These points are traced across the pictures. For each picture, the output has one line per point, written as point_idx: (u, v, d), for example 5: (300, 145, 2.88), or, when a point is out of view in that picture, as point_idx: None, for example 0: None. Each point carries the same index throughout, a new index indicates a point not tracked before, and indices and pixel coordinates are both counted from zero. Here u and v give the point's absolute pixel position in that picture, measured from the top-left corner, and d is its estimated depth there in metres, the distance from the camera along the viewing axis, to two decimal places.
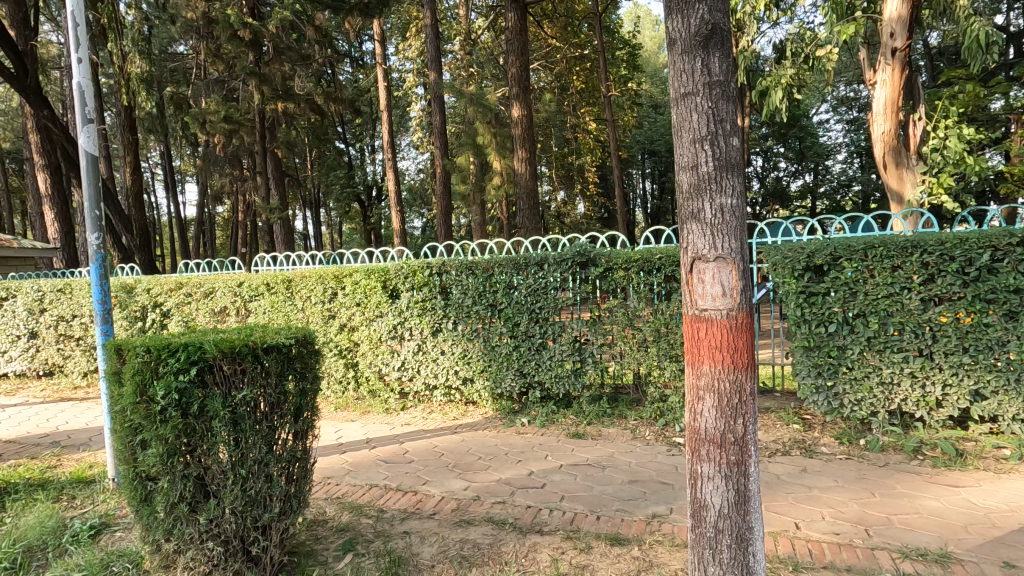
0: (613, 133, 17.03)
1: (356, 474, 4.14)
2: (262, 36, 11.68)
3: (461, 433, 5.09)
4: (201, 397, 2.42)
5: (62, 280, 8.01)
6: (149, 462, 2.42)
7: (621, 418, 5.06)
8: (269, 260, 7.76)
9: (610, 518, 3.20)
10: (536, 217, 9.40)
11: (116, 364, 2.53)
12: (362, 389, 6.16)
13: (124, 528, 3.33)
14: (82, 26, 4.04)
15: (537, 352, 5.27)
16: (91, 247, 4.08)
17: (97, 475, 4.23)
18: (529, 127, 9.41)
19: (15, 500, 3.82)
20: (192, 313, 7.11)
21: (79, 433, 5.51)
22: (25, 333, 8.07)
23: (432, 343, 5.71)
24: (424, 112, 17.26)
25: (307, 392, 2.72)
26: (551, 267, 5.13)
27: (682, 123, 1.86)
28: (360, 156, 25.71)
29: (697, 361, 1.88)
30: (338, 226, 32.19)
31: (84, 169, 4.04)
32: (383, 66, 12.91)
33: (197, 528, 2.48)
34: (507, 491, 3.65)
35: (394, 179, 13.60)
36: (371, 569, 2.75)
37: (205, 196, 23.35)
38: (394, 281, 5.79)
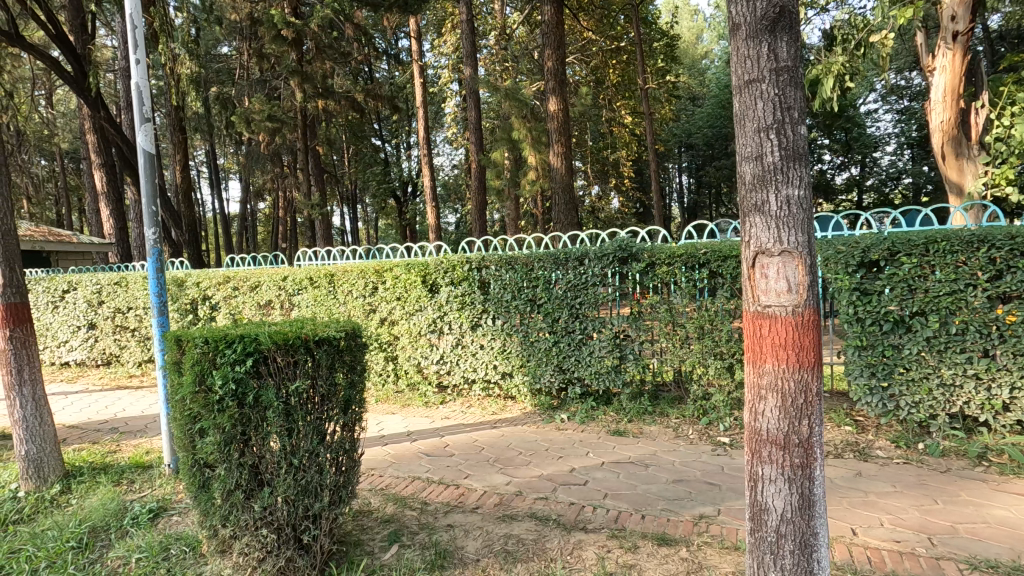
0: (650, 126, 16.73)
1: (399, 466, 4.19)
2: (304, 35, 11.90)
3: (500, 428, 5.09)
4: (256, 387, 2.47)
5: (117, 274, 8.37)
6: (207, 450, 2.49)
7: (662, 417, 4.98)
8: (310, 255, 7.91)
9: (655, 518, 3.14)
10: (572, 212, 9.31)
11: (175, 354, 2.61)
12: (401, 382, 6.23)
13: (180, 513, 3.46)
14: (139, 28, 4.17)
15: (577, 347, 5.23)
16: (149, 242, 4.23)
17: (154, 461, 4.41)
18: (565, 121, 9.30)
19: (81, 483, 4.01)
20: (239, 307, 7.33)
21: (135, 421, 5.75)
22: (85, 324, 8.49)
23: (471, 337, 5.74)
24: (458, 107, 17.34)
25: (356, 385, 2.76)
26: (591, 262, 5.08)
27: (745, 111, 1.78)
28: (396, 152, 26.04)
29: (759, 360, 1.82)
30: (374, 222, 32.78)
31: (142, 166, 4.16)
32: (419, 62, 12.95)
33: (252, 515, 2.54)
34: (549, 488, 3.63)
35: (429, 176, 13.67)
36: (417, 561, 2.78)
37: (247, 193, 24.06)
38: (434, 277, 5.83)
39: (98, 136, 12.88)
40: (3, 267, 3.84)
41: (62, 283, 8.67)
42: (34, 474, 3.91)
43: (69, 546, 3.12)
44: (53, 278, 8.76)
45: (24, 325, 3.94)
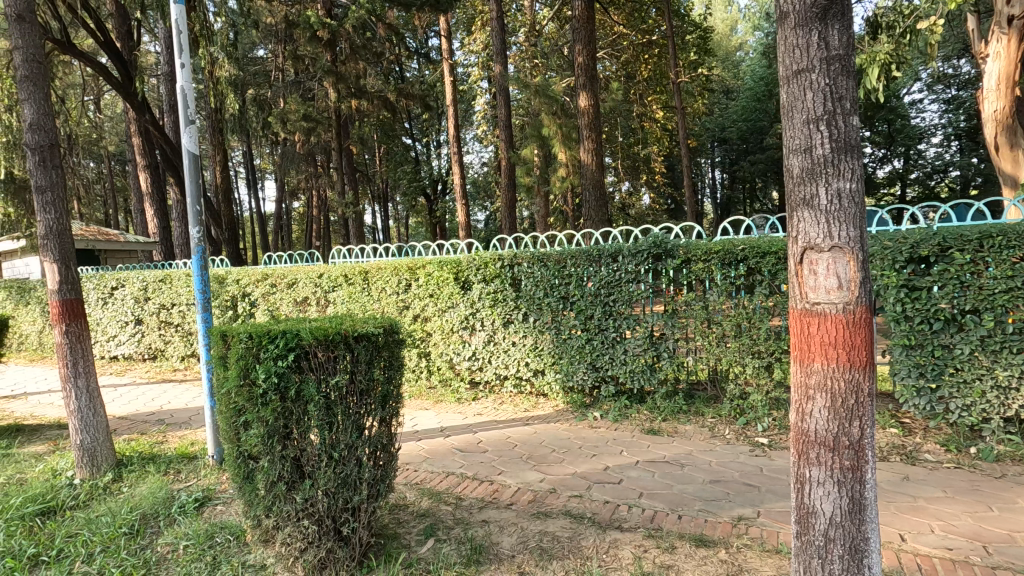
0: (682, 121, 16.45)
1: (433, 461, 4.24)
2: (338, 36, 12.09)
3: (533, 425, 5.09)
4: (298, 381, 2.52)
5: (162, 271, 8.70)
6: (251, 442, 2.56)
7: (698, 416, 4.90)
8: (345, 253, 8.05)
9: (693, 518, 3.10)
10: (603, 209, 9.23)
11: (220, 348, 2.69)
12: (434, 378, 6.28)
13: (224, 502, 3.57)
14: (184, 33, 4.31)
15: (610, 345, 5.19)
16: (193, 240, 4.36)
17: (199, 452, 4.57)
18: (596, 116, 9.22)
19: (131, 471, 4.19)
20: (277, 304, 7.52)
21: (180, 413, 5.96)
22: (132, 319, 8.84)
23: (503, 334, 5.75)
24: (488, 105, 17.39)
25: (393, 381, 2.80)
26: (625, 259, 5.02)
27: (794, 103, 1.74)
28: (426, 150, 26.27)
29: (807, 359, 1.77)
30: (404, 220, 33.16)
31: (186, 167, 4.30)
32: (449, 60, 13.02)
33: (294, 506, 2.60)
34: (583, 486, 3.61)
35: (459, 173, 13.71)
36: (453, 555, 2.81)
37: (283, 192, 24.65)
38: (466, 274, 5.86)
39: (144, 139, 13.38)
40: (60, 265, 4.03)
41: (111, 280, 9.06)
42: (88, 463, 4.09)
43: (121, 531, 3.26)
44: (103, 275, 9.15)
45: (79, 320, 4.13)
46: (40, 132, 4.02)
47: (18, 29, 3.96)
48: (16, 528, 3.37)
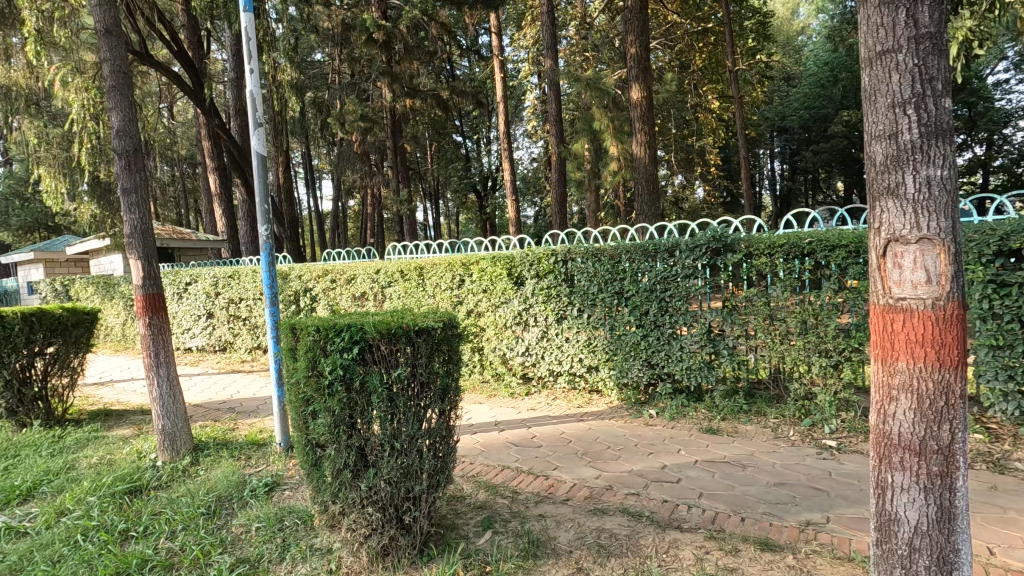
0: (740, 110, 15.83)
1: (488, 455, 4.28)
2: (393, 37, 12.34)
3: (587, 422, 5.06)
4: (362, 373, 2.61)
5: (231, 268, 9.17)
6: (319, 430, 2.67)
7: (759, 416, 4.73)
8: (400, 249, 8.23)
9: (757, 521, 2.99)
10: (656, 203, 9.02)
11: (290, 341, 2.81)
12: (488, 372, 6.34)
13: (291, 487, 3.75)
14: (252, 39, 4.51)
15: (666, 342, 5.08)
16: (261, 237, 4.57)
17: (267, 440, 4.81)
18: (649, 108, 8.99)
19: (207, 456, 4.46)
20: (336, 299, 7.78)
21: (248, 402, 6.29)
22: (205, 313, 9.39)
23: (557, 330, 5.73)
24: (538, 100, 17.35)
25: (452, 374, 2.82)
26: (682, 254, 4.89)
27: (877, 86, 1.69)
28: (476, 147, 26.50)
29: (890, 357, 1.71)
30: (455, 217, 33.59)
31: (254, 167, 4.50)
32: (500, 56, 13.04)
33: (359, 493, 2.69)
34: (640, 484, 3.56)
35: (510, 169, 13.73)
36: (511, 548, 2.83)
37: (339, 191, 25.45)
38: (520, 269, 5.87)
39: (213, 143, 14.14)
40: (144, 261, 4.32)
41: (186, 276, 9.65)
42: (169, 447, 4.38)
43: (200, 512, 3.47)
44: (178, 272, 9.76)
45: (160, 313, 4.41)
46: (126, 138, 4.33)
47: (106, 43, 4.27)
48: (109, 504, 3.66)
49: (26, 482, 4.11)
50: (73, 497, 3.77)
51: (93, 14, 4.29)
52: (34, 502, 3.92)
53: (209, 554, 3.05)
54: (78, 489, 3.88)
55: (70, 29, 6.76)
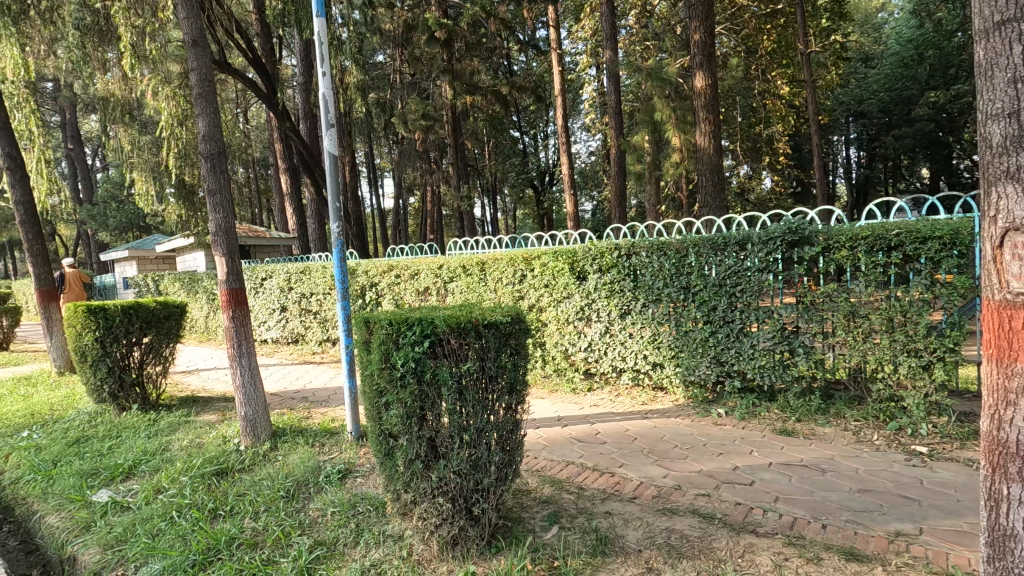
0: (812, 95, 14.97)
1: (552, 450, 4.27)
2: (455, 35, 12.53)
3: (652, 419, 4.96)
4: (432, 366, 2.66)
5: (302, 264, 9.63)
6: (392, 421, 2.75)
7: (838, 417, 4.48)
8: (461, 244, 8.35)
9: (839, 529, 2.83)
10: (722, 194, 8.70)
11: (363, 334, 2.90)
12: (549, 367, 6.33)
13: (362, 475, 3.90)
14: (324, 44, 4.69)
15: (736, 339, 4.89)
16: (333, 235, 4.74)
17: (339, 429, 5.01)
18: (714, 96, 8.62)
19: (285, 442, 4.70)
20: (400, 294, 7.99)
21: (320, 392, 6.59)
22: (279, 307, 9.90)
23: (621, 325, 5.65)
24: (596, 92, 17.11)
25: (520, 368, 2.81)
26: (754, 248, 4.69)
27: (995, 60, 1.65)
28: (534, 143, 26.48)
29: (1005, 359, 1.63)
30: (512, 212, 33.74)
31: (327, 167, 4.68)
32: (558, 49, 12.94)
33: (430, 483, 2.75)
34: (711, 485, 3.45)
35: (567, 163, 13.60)
36: (579, 545, 2.81)
37: (400, 188, 26.10)
38: (583, 264, 5.82)
39: (284, 145, 14.84)
40: (228, 258, 4.59)
41: (262, 272, 10.22)
42: (250, 433, 4.66)
43: (280, 495, 3.66)
44: (255, 268, 10.34)
45: (243, 306, 4.67)
46: (211, 142, 4.60)
47: (193, 53, 4.55)
48: (198, 485, 3.94)
49: (127, 461, 4.49)
50: (168, 476, 4.08)
51: (182, 27, 4.59)
52: (135, 479, 4.27)
53: (289, 535, 3.22)
54: (172, 470, 4.20)
55: (158, 42, 7.26)
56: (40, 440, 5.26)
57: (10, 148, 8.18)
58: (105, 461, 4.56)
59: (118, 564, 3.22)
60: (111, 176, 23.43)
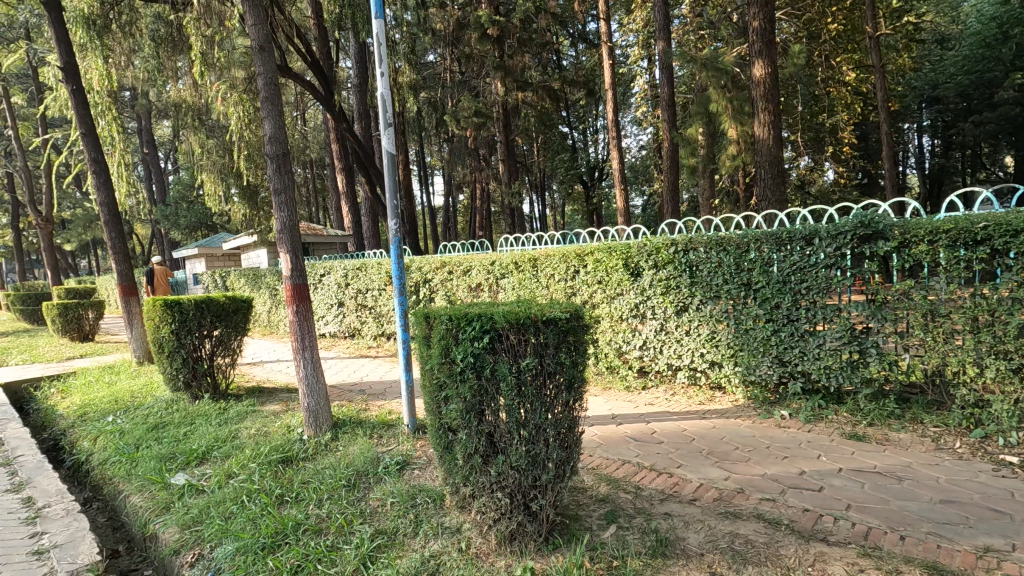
0: (881, 80, 14.11)
1: (607, 448, 4.22)
2: (507, 32, 12.54)
3: (710, 419, 4.82)
4: (492, 362, 2.67)
5: (358, 261, 9.91)
6: (451, 415, 2.78)
7: (914, 422, 4.22)
8: (512, 241, 8.37)
9: (919, 542, 2.66)
10: (781, 187, 8.34)
11: (423, 329, 2.95)
12: (602, 364, 6.26)
13: (419, 468, 3.98)
14: (382, 45, 4.78)
15: (801, 338, 4.68)
16: (391, 232, 4.85)
17: (395, 421, 5.14)
18: (774, 85, 8.25)
19: (345, 433, 4.86)
20: (453, 290, 8.10)
21: (376, 385, 6.78)
22: (336, 302, 10.24)
23: (677, 323, 5.52)
24: (648, 85, 16.75)
25: (578, 365, 2.78)
26: (822, 242, 4.46)
27: None
28: (583, 138, 26.24)
29: None
30: (561, 207, 33.57)
31: (385, 165, 4.78)
32: (609, 40, 12.73)
33: (488, 478, 2.78)
34: (776, 489, 3.31)
35: (618, 158, 13.39)
36: (637, 545, 2.77)
37: (450, 185, 26.43)
38: (637, 260, 5.71)
39: (340, 145, 15.29)
40: (292, 254, 4.77)
41: (320, 269, 10.58)
42: (313, 423, 4.84)
43: (342, 484, 3.79)
44: (315, 265, 10.73)
45: (306, 301, 4.85)
46: (277, 143, 4.78)
47: (260, 58, 4.73)
48: (266, 471, 4.12)
49: (201, 447, 4.75)
50: (238, 462, 4.30)
51: (250, 33, 4.78)
52: (208, 464, 4.53)
53: (352, 523, 3.32)
54: (242, 456, 4.41)
55: (225, 50, 7.64)
56: (123, 424, 5.65)
57: (96, 154, 8.90)
58: (181, 446, 4.84)
59: (196, 543, 3.42)
60: (182, 178, 24.87)
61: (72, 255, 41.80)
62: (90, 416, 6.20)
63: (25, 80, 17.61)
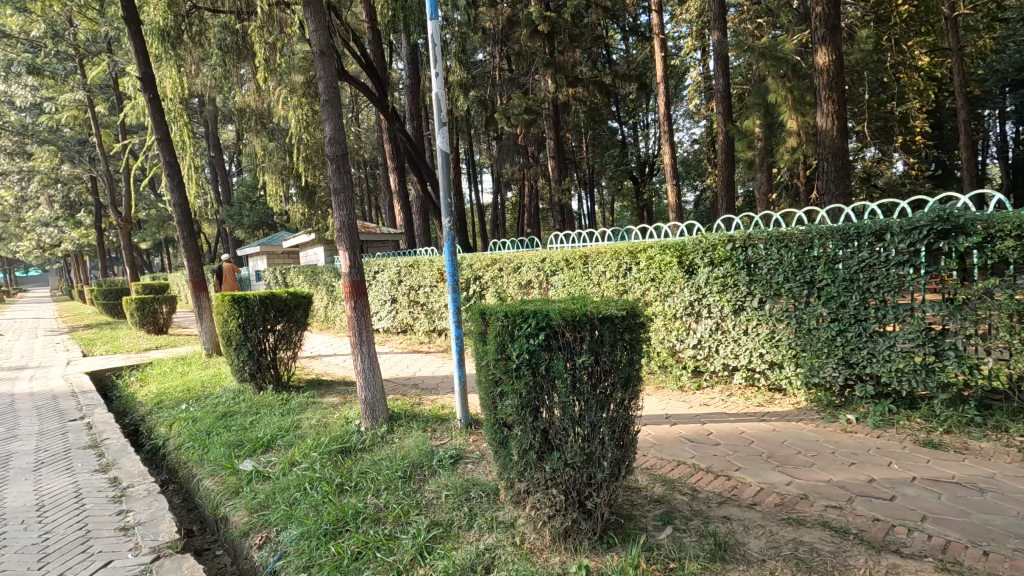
0: (959, 64, 13.15)
1: (661, 448, 4.16)
2: (558, 27, 12.46)
3: (770, 422, 4.66)
4: (547, 358, 2.68)
5: (410, 258, 10.11)
6: (507, 411, 2.81)
7: (998, 431, 3.94)
8: (562, 238, 8.33)
9: (1004, 559, 2.49)
10: (846, 180, 7.91)
11: (479, 326, 2.99)
12: (654, 363, 6.15)
13: (473, 462, 4.05)
14: (437, 45, 4.86)
15: (870, 339, 4.44)
16: (445, 230, 4.93)
17: (448, 416, 5.23)
18: (839, 72, 7.80)
19: (401, 425, 4.99)
20: (504, 287, 8.15)
21: (429, 379, 6.93)
22: (390, 298, 10.51)
23: (734, 322, 5.35)
24: (702, 76, 16.27)
25: (635, 364, 2.75)
26: (895, 238, 4.21)
27: None
28: (633, 133, 25.79)
29: None
30: (610, 204, 33.14)
31: (439, 164, 4.87)
32: (662, 32, 12.43)
33: (544, 474, 2.79)
34: (843, 496, 3.17)
35: (670, 152, 13.08)
36: (695, 548, 2.71)
37: (499, 183, 26.57)
38: (692, 257, 5.57)
39: (393, 144, 15.63)
40: (350, 252, 4.93)
41: (374, 266, 10.88)
42: (370, 415, 4.99)
43: (398, 475, 3.89)
44: (369, 262, 11.04)
45: (364, 298, 4.99)
46: (336, 144, 4.95)
47: (321, 63, 4.91)
48: (326, 460, 4.29)
49: (266, 435, 4.99)
50: (300, 451, 4.49)
51: (312, 39, 4.96)
52: (273, 451, 4.76)
53: (408, 513, 3.41)
54: (304, 445, 4.61)
55: (286, 55, 7.93)
56: (196, 413, 6.00)
57: (170, 158, 9.47)
58: (249, 434, 5.11)
59: (264, 526, 3.60)
60: (246, 179, 26.09)
61: (147, 252, 44.71)
62: (166, 404, 6.63)
63: (107, 90, 18.87)
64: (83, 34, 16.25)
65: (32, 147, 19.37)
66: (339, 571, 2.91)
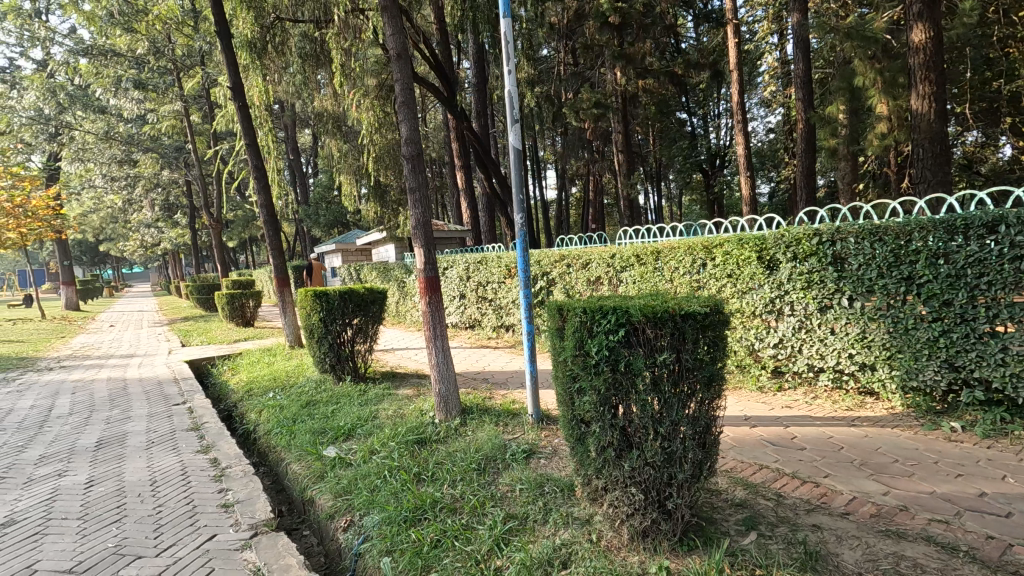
0: None
1: (741, 450, 4.00)
2: (628, 17, 12.20)
3: (861, 427, 4.37)
4: (627, 356, 2.64)
5: (478, 255, 10.27)
6: (585, 407, 2.79)
7: None
8: (632, 234, 8.16)
9: None
10: (945, 167, 7.27)
11: (557, 322, 2.99)
12: (732, 362, 5.93)
13: (545, 457, 4.07)
14: (511, 42, 4.89)
15: (978, 341, 4.06)
16: (517, 225, 4.96)
17: (519, 411, 5.28)
18: (937, 50, 7.14)
19: (474, 419, 5.07)
20: (572, 283, 8.09)
21: (499, 374, 7.02)
22: (458, 294, 10.73)
23: (820, 320, 5.06)
24: (780, 62, 15.46)
25: (717, 362, 2.67)
26: (1009, 230, 3.81)
27: None
28: (703, 124, 24.90)
29: None
30: (678, 198, 32.17)
31: (512, 161, 4.90)
32: (736, 16, 11.90)
33: (622, 472, 2.76)
34: (950, 510, 2.93)
35: (744, 142, 12.54)
36: (783, 555, 2.60)
37: (563, 179, 26.45)
38: (773, 252, 5.31)
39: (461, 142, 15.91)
40: (425, 249, 5.06)
41: (444, 263, 11.12)
42: (444, 409, 5.11)
43: (473, 467, 3.97)
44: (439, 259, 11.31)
45: (437, 294, 5.10)
46: (411, 144, 5.10)
47: (398, 66, 5.06)
48: (403, 450, 4.44)
49: (347, 424, 5.23)
50: (379, 440, 4.67)
51: (389, 42, 5.12)
52: (353, 440, 4.98)
53: (484, 505, 3.47)
54: (382, 435, 4.79)
55: (360, 60, 8.21)
56: (282, 401, 6.39)
57: (257, 161, 10.09)
58: (331, 422, 5.37)
59: (347, 510, 3.77)
60: (322, 180, 27.39)
61: (234, 250, 48.09)
62: (255, 392, 7.11)
63: (200, 100, 20.21)
64: (180, 49, 17.53)
65: (137, 155, 21.04)
66: (420, 558, 3.00)
